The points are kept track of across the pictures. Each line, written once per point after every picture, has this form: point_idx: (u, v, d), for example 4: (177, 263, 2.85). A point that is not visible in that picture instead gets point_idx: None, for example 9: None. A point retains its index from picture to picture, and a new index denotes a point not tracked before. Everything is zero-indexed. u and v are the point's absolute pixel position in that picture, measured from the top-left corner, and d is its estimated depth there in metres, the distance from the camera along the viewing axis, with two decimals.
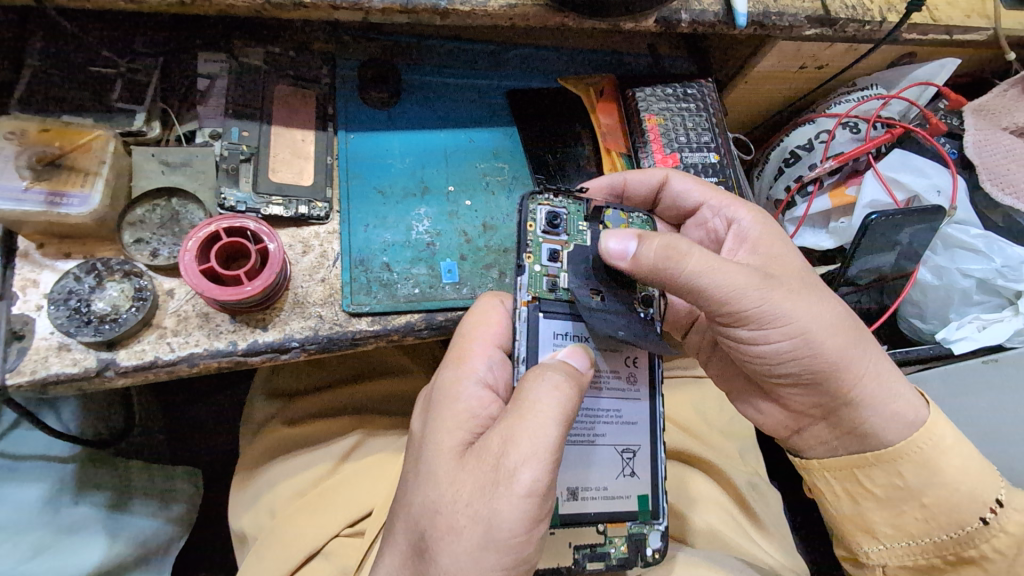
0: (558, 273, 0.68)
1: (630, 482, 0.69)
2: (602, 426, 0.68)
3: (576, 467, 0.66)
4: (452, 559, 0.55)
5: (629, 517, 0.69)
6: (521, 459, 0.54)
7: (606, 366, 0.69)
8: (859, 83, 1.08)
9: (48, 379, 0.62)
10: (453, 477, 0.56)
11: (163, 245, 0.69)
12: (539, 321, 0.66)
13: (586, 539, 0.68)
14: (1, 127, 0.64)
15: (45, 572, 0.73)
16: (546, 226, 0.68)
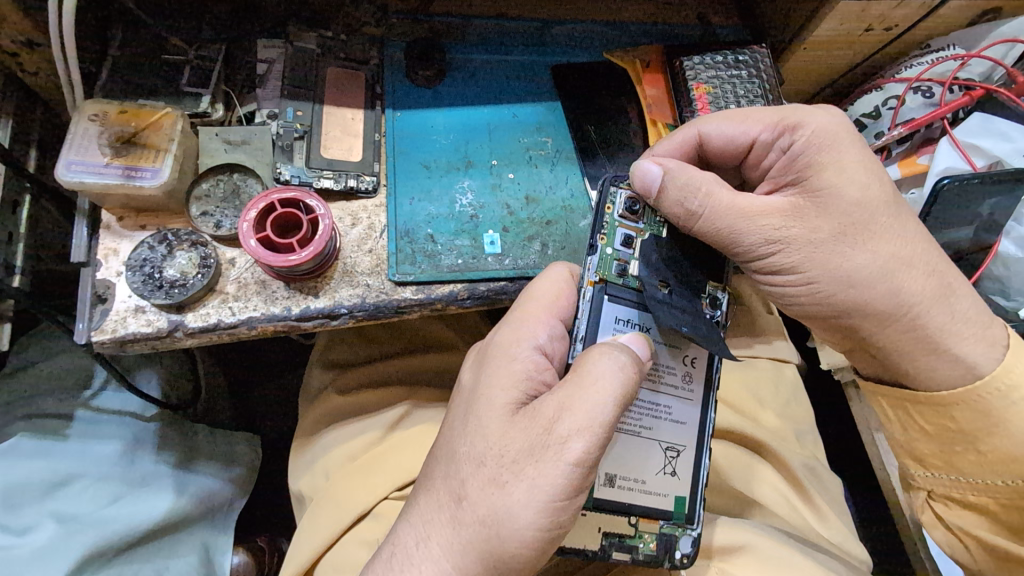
0: (629, 260, 0.66)
1: (668, 482, 0.68)
2: (652, 420, 0.67)
3: (622, 456, 0.66)
4: (489, 510, 0.57)
5: (662, 516, 0.68)
6: (573, 428, 0.56)
7: (665, 361, 0.67)
8: (934, 44, 1.00)
9: (126, 337, 0.68)
10: (503, 432, 0.58)
11: (225, 218, 0.74)
12: (603, 303, 0.65)
13: (618, 529, 0.67)
14: (87, 110, 0.71)
15: (124, 518, 0.79)
16: (626, 212, 0.66)
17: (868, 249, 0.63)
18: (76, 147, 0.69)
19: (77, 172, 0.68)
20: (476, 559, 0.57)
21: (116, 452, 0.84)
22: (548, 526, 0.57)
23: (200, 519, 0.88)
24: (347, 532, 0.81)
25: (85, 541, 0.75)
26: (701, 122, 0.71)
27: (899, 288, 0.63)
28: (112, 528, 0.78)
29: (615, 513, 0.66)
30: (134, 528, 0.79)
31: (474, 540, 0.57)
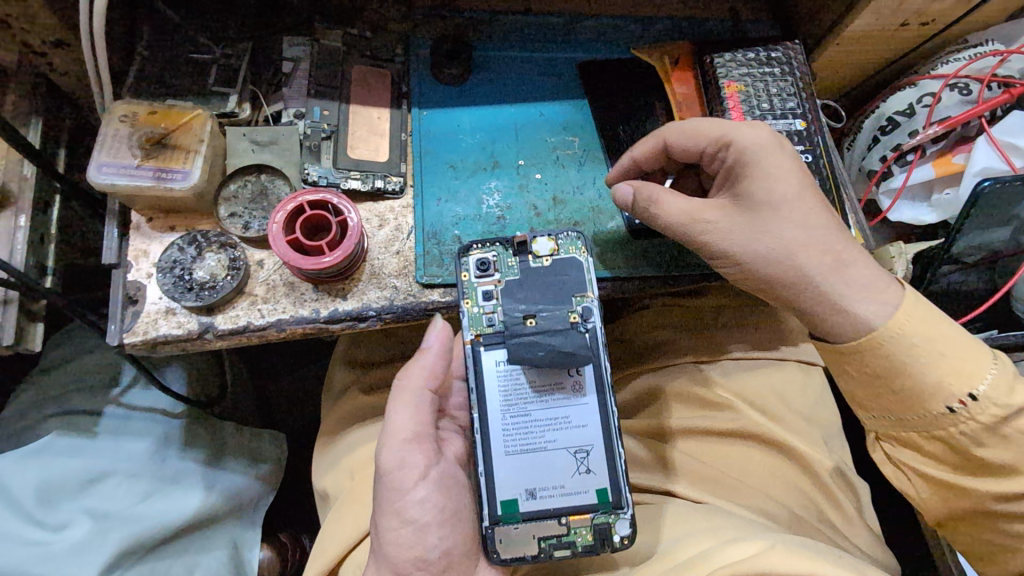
0: (493, 310, 0.71)
1: (586, 479, 0.67)
2: (551, 433, 0.68)
3: (526, 468, 0.67)
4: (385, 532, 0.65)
5: (590, 510, 0.67)
6: (393, 462, 0.65)
7: (549, 378, 0.68)
8: (970, 39, 0.98)
9: (158, 339, 0.68)
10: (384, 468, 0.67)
11: (254, 219, 0.73)
12: (480, 355, 0.69)
13: (549, 531, 0.67)
14: (117, 111, 0.71)
15: (154, 514, 0.80)
16: (478, 272, 0.72)
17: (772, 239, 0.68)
18: (107, 149, 0.69)
19: (108, 174, 0.68)
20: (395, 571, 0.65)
21: (146, 450, 0.85)
22: (423, 551, 0.64)
23: (229, 516, 0.88)
24: (372, 532, 0.80)
25: (118, 538, 0.77)
26: (665, 130, 0.74)
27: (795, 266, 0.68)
28: (142, 526, 0.79)
29: (543, 520, 0.67)
30: (164, 526, 0.80)
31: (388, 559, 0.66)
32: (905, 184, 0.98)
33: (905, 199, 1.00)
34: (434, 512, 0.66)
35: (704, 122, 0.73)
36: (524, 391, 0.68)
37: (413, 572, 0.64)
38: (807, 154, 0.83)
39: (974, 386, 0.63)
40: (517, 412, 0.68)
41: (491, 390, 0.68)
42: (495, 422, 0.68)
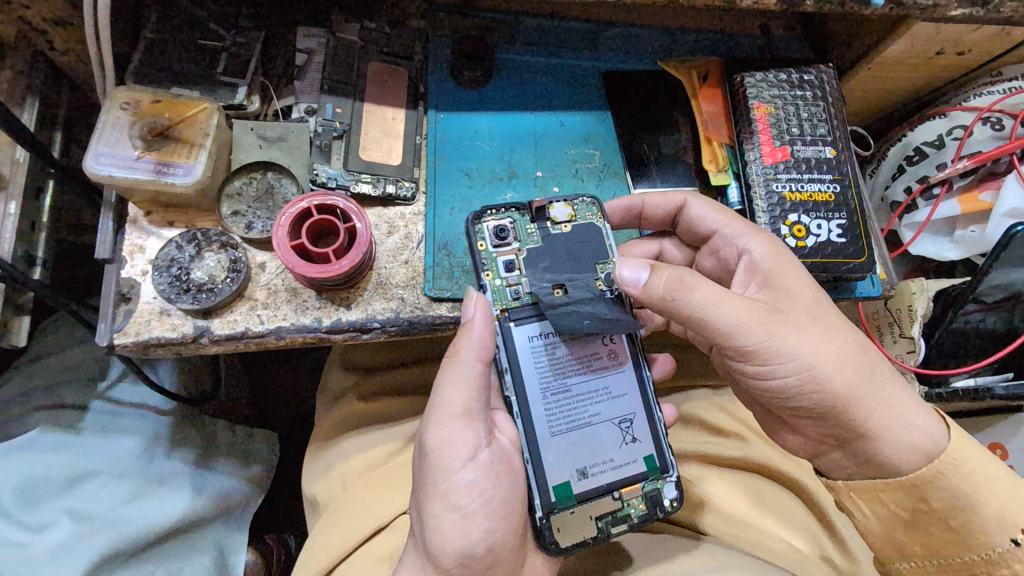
0: (518, 281, 0.66)
1: (634, 449, 0.65)
2: (595, 406, 0.65)
3: (575, 447, 0.64)
4: (444, 530, 0.58)
5: (639, 480, 0.65)
6: (438, 440, 0.59)
7: (587, 351, 0.66)
8: (1006, 72, 0.94)
9: (150, 341, 0.65)
10: (437, 456, 0.59)
11: (257, 219, 0.70)
12: (511, 332, 0.64)
13: (604, 508, 0.64)
14: (119, 97, 0.67)
15: (140, 517, 0.77)
16: (496, 241, 0.67)
17: (814, 352, 0.60)
18: (106, 138, 0.65)
19: (106, 165, 0.64)
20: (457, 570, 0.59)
21: (134, 449, 0.82)
22: (475, 545, 0.58)
23: (216, 518, 0.86)
24: (363, 543, 0.78)
25: (100, 541, 0.74)
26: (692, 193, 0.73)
27: (850, 383, 0.60)
28: (126, 530, 0.75)
29: (596, 498, 0.64)
30: (149, 529, 0.77)
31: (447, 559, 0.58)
32: (929, 219, 0.96)
33: (927, 233, 0.98)
34: (488, 501, 0.59)
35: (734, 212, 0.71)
36: (566, 363, 0.65)
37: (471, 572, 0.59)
38: (836, 183, 0.80)
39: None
40: (559, 388, 0.64)
41: (529, 368, 0.64)
42: (536, 401, 0.63)
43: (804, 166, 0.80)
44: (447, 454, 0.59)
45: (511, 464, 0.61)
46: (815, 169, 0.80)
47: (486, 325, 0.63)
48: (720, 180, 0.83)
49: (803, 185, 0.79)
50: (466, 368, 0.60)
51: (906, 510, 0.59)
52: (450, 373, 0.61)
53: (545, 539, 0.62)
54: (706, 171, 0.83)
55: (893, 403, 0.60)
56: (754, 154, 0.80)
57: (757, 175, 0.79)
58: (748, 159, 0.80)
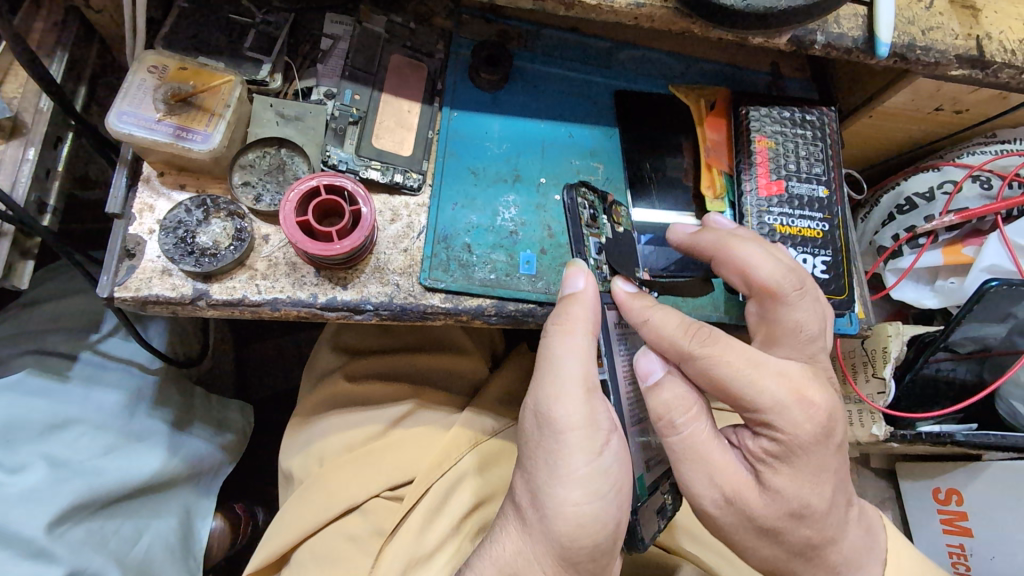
0: (603, 266, 0.69)
1: (666, 443, 0.72)
2: (647, 399, 0.70)
3: (643, 440, 0.67)
4: (585, 514, 0.57)
5: (669, 475, 0.71)
6: (577, 418, 0.57)
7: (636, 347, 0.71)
8: (999, 134, 0.97)
9: (148, 298, 0.67)
10: (577, 438, 0.57)
11: (266, 192, 0.72)
12: (608, 314, 0.66)
13: (656, 503, 0.68)
14: (146, 60, 0.69)
15: (115, 470, 0.78)
16: (588, 221, 0.68)
17: None
18: (130, 98, 0.67)
19: (126, 124, 0.66)
20: (584, 552, 0.59)
21: (117, 404, 0.83)
22: (607, 531, 0.59)
23: (185, 482, 0.88)
24: (333, 521, 0.80)
25: (74, 490, 0.74)
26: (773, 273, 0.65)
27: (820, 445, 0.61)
28: (101, 480, 0.76)
29: (654, 492, 0.68)
30: (126, 482, 0.78)
31: (585, 543, 0.58)
32: (913, 266, 0.99)
33: (909, 279, 1.01)
34: (620, 487, 0.59)
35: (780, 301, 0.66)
36: (631, 357, 0.69)
37: (593, 552, 0.59)
38: (825, 222, 0.83)
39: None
40: (632, 380, 0.68)
41: (618, 357, 0.66)
42: (623, 392, 0.65)
43: (796, 203, 0.83)
44: (586, 433, 0.57)
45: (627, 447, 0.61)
46: (806, 207, 0.83)
47: (600, 300, 0.62)
48: (715, 206, 0.86)
49: (794, 220, 0.82)
50: (591, 340, 0.60)
51: None
52: (574, 346, 0.59)
53: (637, 538, 0.64)
54: (704, 196, 0.87)
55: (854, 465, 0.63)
56: (751, 186, 0.83)
57: (751, 206, 0.82)
58: (743, 189, 0.83)
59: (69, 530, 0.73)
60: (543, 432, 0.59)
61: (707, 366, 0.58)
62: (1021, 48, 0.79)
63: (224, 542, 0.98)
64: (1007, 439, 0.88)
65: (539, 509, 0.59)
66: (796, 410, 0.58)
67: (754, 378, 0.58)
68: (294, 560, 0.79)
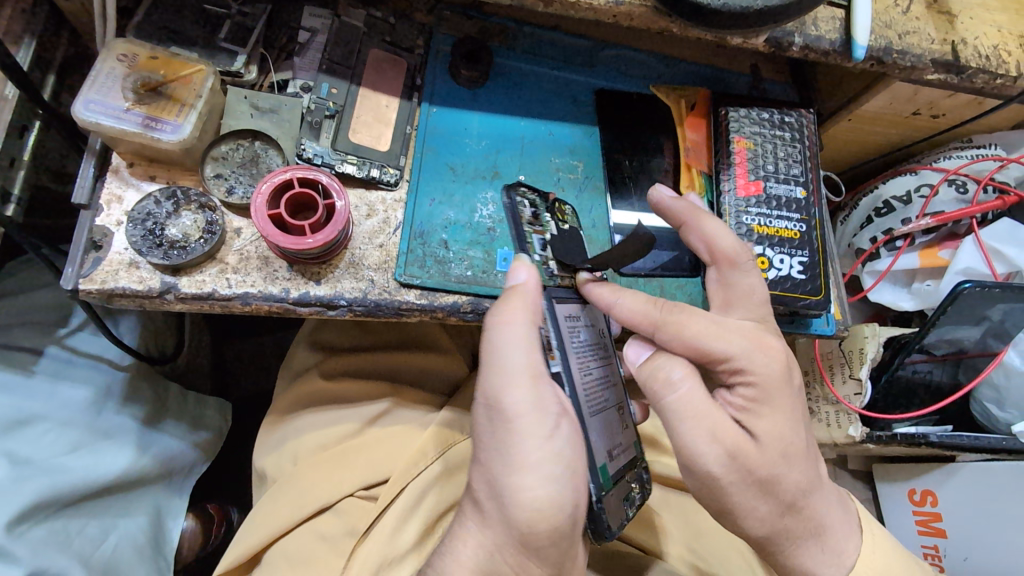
0: (551, 261, 0.69)
1: (630, 433, 0.70)
2: (609, 390, 0.68)
3: (605, 432, 0.65)
4: (541, 503, 0.55)
5: (637, 463, 0.70)
6: (523, 404, 0.56)
7: (594, 338, 0.70)
8: (975, 140, 0.99)
9: (115, 291, 0.66)
10: (523, 424, 0.56)
11: (238, 184, 0.71)
12: (555, 305, 0.65)
13: (627, 491, 0.66)
14: (116, 49, 0.68)
15: (81, 469, 0.76)
16: (531, 218, 0.71)
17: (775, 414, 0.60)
18: (98, 86, 0.66)
19: (93, 112, 0.65)
20: (547, 544, 0.56)
21: (84, 400, 0.81)
22: (563, 518, 0.56)
23: (156, 480, 0.86)
24: (304, 521, 0.78)
25: (37, 488, 0.71)
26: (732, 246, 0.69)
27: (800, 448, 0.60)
28: (66, 478, 0.74)
29: (622, 480, 0.66)
30: (91, 481, 0.76)
31: (546, 536, 0.56)
32: (890, 268, 0.99)
33: (887, 282, 1.02)
34: (574, 472, 0.57)
35: (735, 275, 0.69)
36: (587, 347, 0.67)
37: (553, 541, 0.56)
38: (802, 222, 0.83)
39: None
40: (588, 369, 0.66)
41: (569, 346, 0.64)
42: (579, 382, 0.63)
43: (773, 203, 0.83)
44: (533, 419, 0.56)
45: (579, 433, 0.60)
46: (784, 207, 0.83)
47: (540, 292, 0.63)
48: None
49: (771, 221, 0.82)
50: (533, 331, 0.59)
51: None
52: (516, 334, 0.58)
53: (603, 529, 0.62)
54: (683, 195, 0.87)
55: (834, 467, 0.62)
56: (729, 185, 0.83)
57: (729, 205, 0.82)
58: (721, 189, 0.83)
59: (29, 529, 0.71)
60: (495, 422, 0.58)
61: (676, 328, 0.60)
62: (995, 53, 0.80)
63: (196, 541, 0.96)
64: (980, 440, 0.89)
65: (496, 501, 0.57)
66: (761, 356, 0.60)
67: (721, 332, 0.60)
68: (264, 561, 0.77)
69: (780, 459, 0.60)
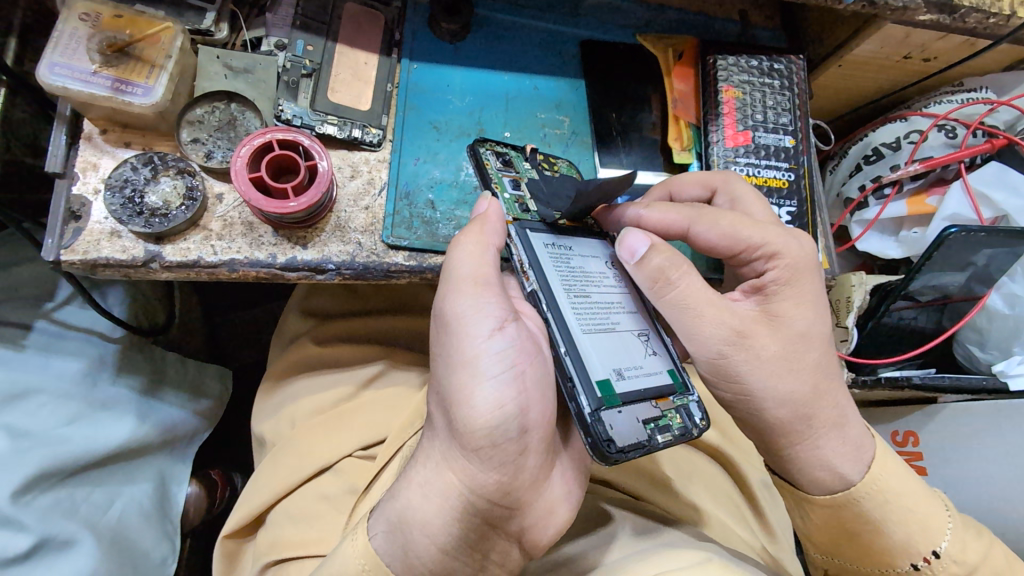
0: (526, 198, 0.68)
1: (655, 361, 0.65)
2: (613, 315, 0.65)
3: (606, 350, 0.61)
4: (481, 404, 0.53)
5: (666, 392, 0.64)
6: (465, 308, 0.56)
7: (595, 269, 0.67)
8: (966, 83, 0.99)
9: (98, 261, 0.65)
10: (462, 329, 0.56)
11: (217, 149, 0.70)
12: (528, 235, 0.63)
13: (648, 413, 0.61)
14: (78, 8, 0.66)
15: (81, 439, 0.77)
16: (501, 163, 0.70)
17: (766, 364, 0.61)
18: (61, 48, 0.64)
19: (59, 76, 0.63)
20: (487, 448, 0.53)
21: (78, 372, 0.81)
22: (506, 418, 0.53)
23: (159, 448, 0.87)
24: (304, 482, 0.79)
25: (39, 459, 0.72)
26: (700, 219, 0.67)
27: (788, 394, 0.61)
28: (68, 449, 0.75)
29: (638, 401, 0.61)
30: (93, 451, 0.77)
31: (485, 437, 0.53)
32: (878, 217, 0.99)
33: (875, 230, 1.01)
34: (520, 376, 0.55)
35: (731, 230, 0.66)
36: (580, 274, 0.65)
37: (496, 447, 0.53)
38: (791, 171, 0.83)
39: (937, 543, 0.60)
40: (578, 293, 0.63)
41: (549, 270, 0.62)
42: (562, 300, 0.61)
43: (762, 152, 0.82)
44: (472, 322, 0.55)
45: (537, 345, 0.58)
46: (772, 156, 0.83)
47: (501, 221, 0.62)
48: (683, 158, 0.85)
49: (760, 170, 0.82)
50: (486, 247, 0.59)
51: (825, 523, 0.63)
52: (463, 250, 0.59)
53: (602, 444, 0.56)
54: (671, 148, 0.85)
55: (831, 415, 0.62)
56: (718, 136, 0.83)
57: (718, 156, 0.82)
58: (711, 141, 0.82)
59: (35, 499, 0.72)
60: (442, 335, 0.58)
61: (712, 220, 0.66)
62: None
63: (201, 506, 0.98)
64: (960, 380, 0.91)
65: (443, 411, 0.56)
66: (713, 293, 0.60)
67: (683, 266, 0.60)
68: (268, 521, 0.78)
69: (788, 334, 0.62)
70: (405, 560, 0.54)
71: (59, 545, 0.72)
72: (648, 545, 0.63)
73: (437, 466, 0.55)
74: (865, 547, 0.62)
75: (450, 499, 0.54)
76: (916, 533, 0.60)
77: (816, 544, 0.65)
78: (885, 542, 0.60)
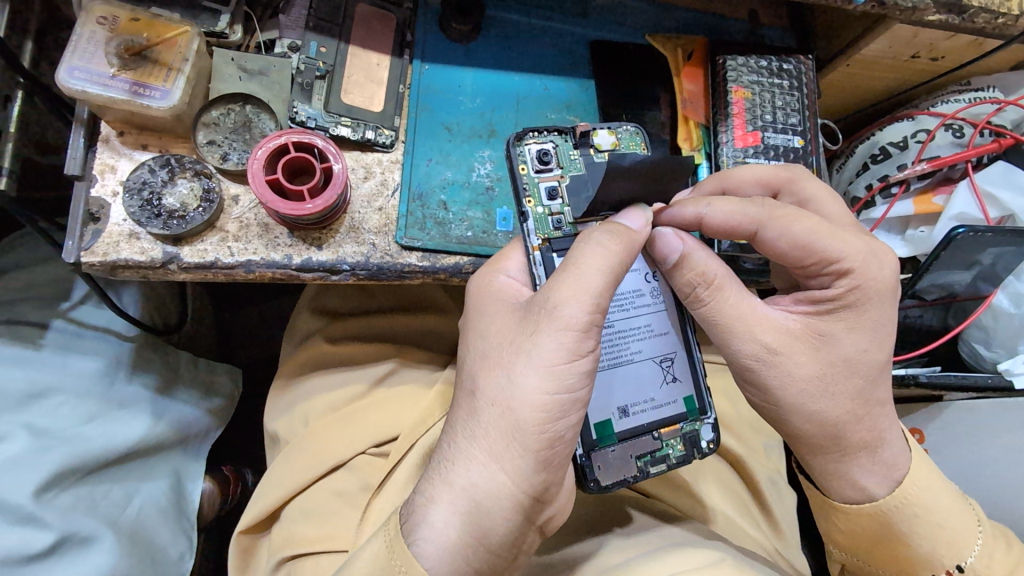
0: (561, 210, 0.68)
1: (673, 389, 0.68)
2: (637, 343, 0.67)
3: (615, 388, 0.66)
4: (559, 410, 0.56)
5: (677, 420, 0.68)
6: (567, 316, 0.56)
7: (629, 288, 0.67)
8: (974, 82, 0.99)
9: (117, 262, 0.66)
10: (565, 337, 0.56)
11: (232, 151, 0.70)
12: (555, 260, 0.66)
13: (645, 447, 0.67)
14: (96, 12, 0.67)
15: (99, 437, 0.78)
16: (538, 165, 0.68)
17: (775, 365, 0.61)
18: (80, 52, 0.65)
19: (79, 79, 0.64)
20: (549, 450, 0.56)
21: (94, 371, 0.82)
22: (568, 429, 0.57)
23: (174, 446, 0.87)
24: (317, 481, 0.80)
25: (58, 456, 0.74)
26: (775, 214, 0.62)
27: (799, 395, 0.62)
28: (87, 446, 0.76)
29: (636, 437, 0.66)
30: (111, 449, 0.78)
31: (549, 440, 0.56)
32: (885, 216, 0.99)
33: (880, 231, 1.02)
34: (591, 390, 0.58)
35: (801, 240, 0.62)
36: None
37: (552, 452, 0.56)
38: None
39: (962, 557, 0.62)
40: (603, 324, 0.66)
41: None
42: None
43: (771, 153, 0.83)
44: (574, 334, 0.56)
45: None
46: (781, 157, 0.83)
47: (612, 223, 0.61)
48: (692, 158, 0.85)
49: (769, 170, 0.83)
50: (595, 258, 0.58)
51: (849, 528, 0.65)
52: (578, 257, 0.57)
53: (585, 477, 0.65)
54: (680, 149, 0.86)
55: (843, 416, 0.62)
56: (728, 137, 0.83)
57: (727, 157, 0.82)
58: (721, 141, 0.83)
59: (57, 495, 0.73)
60: (529, 329, 0.57)
61: (784, 226, 0.62)
62: None
63: (215, 502, 0.99)
64: (966, 378, 0.91)
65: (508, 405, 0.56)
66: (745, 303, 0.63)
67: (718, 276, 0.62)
68: (282, 517, 0.79)
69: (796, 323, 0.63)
70: (449, 563, 0.54)
71: (80, 541, 0.73)
72: (660, 545, 0.64)
73: (491, 455, 0.55)
74: (889, 554, 0.64)
75: (504, 501, 0.55)
76: (942, 547, 0.62)
77: (841, 549, 0.67)
78: (911, 553, 0.63)
